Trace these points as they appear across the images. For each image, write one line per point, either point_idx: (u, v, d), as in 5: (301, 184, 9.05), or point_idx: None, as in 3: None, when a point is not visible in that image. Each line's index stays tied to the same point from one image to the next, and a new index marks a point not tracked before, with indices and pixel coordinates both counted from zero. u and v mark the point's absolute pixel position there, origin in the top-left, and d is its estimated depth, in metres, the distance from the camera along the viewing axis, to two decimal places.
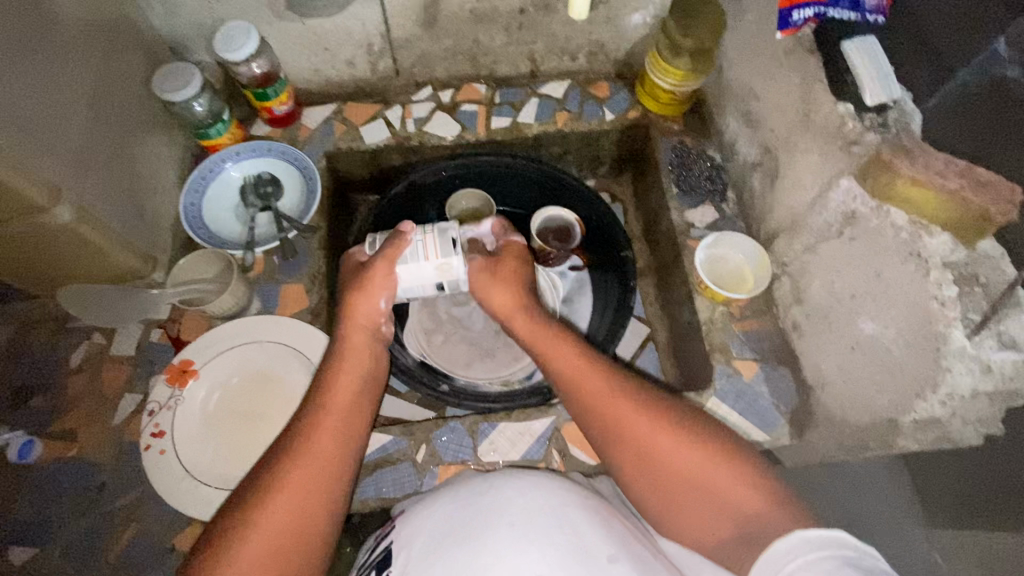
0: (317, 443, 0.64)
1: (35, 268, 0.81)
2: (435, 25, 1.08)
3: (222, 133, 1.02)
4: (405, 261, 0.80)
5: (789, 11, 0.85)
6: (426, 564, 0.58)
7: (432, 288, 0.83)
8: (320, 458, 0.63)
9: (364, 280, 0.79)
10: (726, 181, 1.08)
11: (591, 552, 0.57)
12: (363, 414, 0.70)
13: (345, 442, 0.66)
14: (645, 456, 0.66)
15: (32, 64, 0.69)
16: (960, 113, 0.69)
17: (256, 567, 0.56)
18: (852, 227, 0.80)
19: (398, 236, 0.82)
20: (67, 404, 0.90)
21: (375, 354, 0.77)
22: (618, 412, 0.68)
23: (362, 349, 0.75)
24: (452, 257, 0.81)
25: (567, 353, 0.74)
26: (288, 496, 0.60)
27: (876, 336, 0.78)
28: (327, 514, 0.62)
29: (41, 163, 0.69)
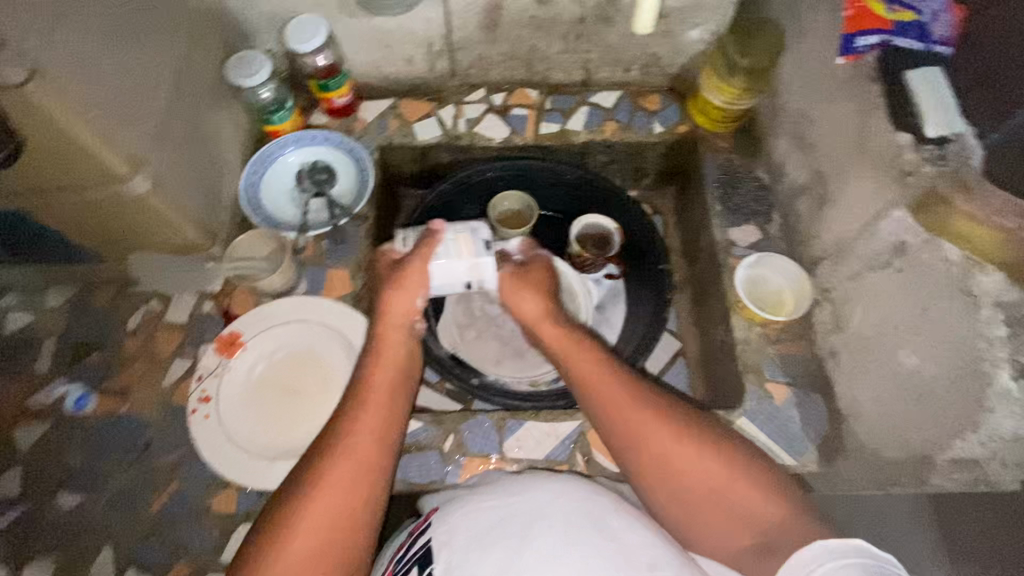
0: (357, 438, 0.67)
1: (107, 233, 0.86)
2: (495, 30, 1.10)
3: (284, 120, 1.06)
4: (438, 258, 0.82)
5: (853, 36, 0.83)
6: (469, 561, 0.60)
7: (461, 286, 0.85)
8: (361, 453, 0.66)
9: (398, 279, 0.81)
10: (772, 203, 1.08)
11: (631, 555, 0.58)
12: (400, 409, 0.73)
13: (381, 434, 0.69)
14: (670, 472, 0.66)
15: (123, 45, 0.74)
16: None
17: (305, 552, 0.60)
18: (901, 258, 0.79)
19: (430, 235, 0.84)
20: (120, 364, 0.95)
21: (411, 350, 0.79)
22: (641, 428, 0.68)
23: (399, 347, 0.78)
24: (484, 257, 0.83)
25: (590, 366, 0.75)
26: (332, 489, 0.64)
27: (918, 370, 0.77)
28: (371, 505, 0.65)
29: (128, 138, 0.73)
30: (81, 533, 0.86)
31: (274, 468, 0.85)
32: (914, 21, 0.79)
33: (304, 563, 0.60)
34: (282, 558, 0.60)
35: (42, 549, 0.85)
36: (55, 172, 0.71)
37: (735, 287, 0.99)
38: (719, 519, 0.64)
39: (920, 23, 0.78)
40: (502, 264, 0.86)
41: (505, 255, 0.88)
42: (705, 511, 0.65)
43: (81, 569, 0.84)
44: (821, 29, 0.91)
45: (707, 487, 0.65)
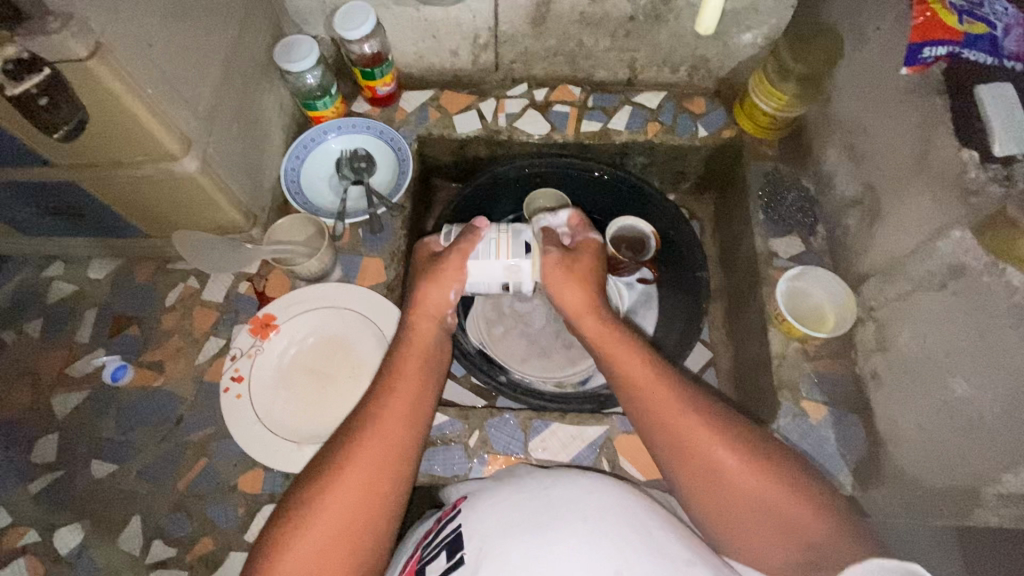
0: (385, 425, 0.67)
1: (153, 208, 0.87)
2: (543, 25, 1.09)
3: (327, 106, 1.06)
4: (477, 257, 0.80)
5: (920, 47, 0.79)
6: (499, 547, 0.60)
7: (498, 287, 0.83)
8: (388, 441, 0.66)
9: (436, 272, 0.80)
10: (818, 215, 1.05)
11: (668, 554, 0.59)
12: (428, 400, 0.72)
13: (410, 423, 0.69)
14: (708, 478, 0.65)
15: (180, 24, 0.74)
16: None
17: (331, 535, 0.60)
18: (957, 281, 0.75)
19: (472, 231, 0.82)
20: (156, 338, 0.97)
21: (440, 343, 0.79)
22: (684, 431, 0.67)
23: (429, 339, 0.78)
24: (523, 260, 0.80)
25: (633, 361, 0.73)
26: (358, 475, 0.63)
27: (966, 399, 0.73)
28: (395, 494, 0.65)
29: (179, 117, 0.73)
30: (112, 502, 0.88)
31: (302, 452, 0.86)
32: (986, 35, 0.75)
33: (325, 546, 0.59)
34: (308, 538, 0.59)
35: (75, 514, 0.88)
36: (110, 146, 0.72)
37: (775, 299, 0.96)
38: (758, 528, 0.62)
39: (993, 36, 0.75)
40: (548, 243, 0.82)
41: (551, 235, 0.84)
42: (742, 518, 0.63)
43: (110, 537, 0.86)
44: (885, 37, 0.87)
45: (746, 493, 0.63)
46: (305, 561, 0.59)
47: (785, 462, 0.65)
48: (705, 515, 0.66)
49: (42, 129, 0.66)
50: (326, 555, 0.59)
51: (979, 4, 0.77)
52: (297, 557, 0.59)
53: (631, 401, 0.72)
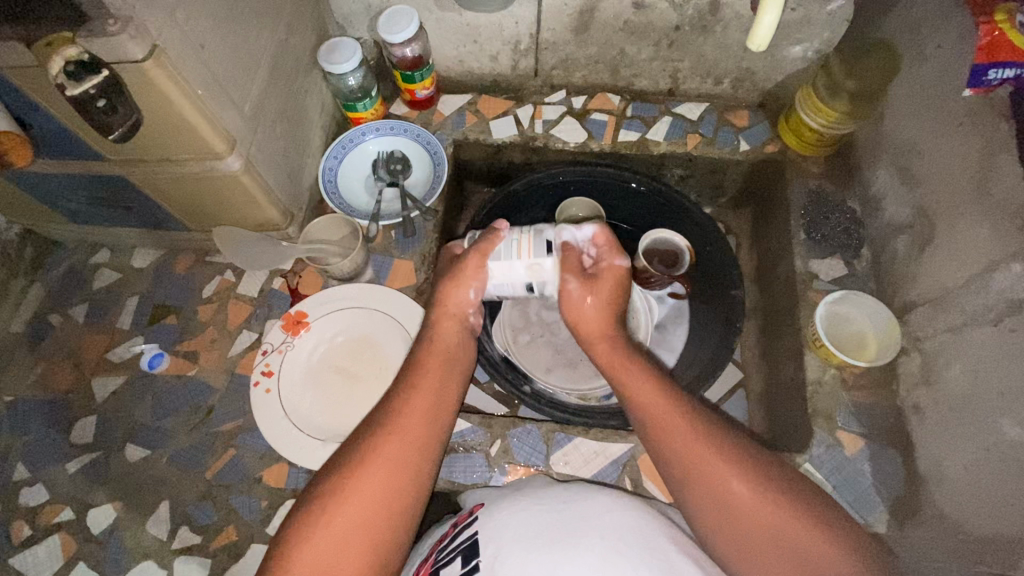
0: (406, 420, 0.67)
1: (196, 204, 0.89)
2: (586, 32, 1.07)
3: (367, 108, 1.08)
4: (497, 257, 0.80)
5: (984, 69, 0.74)
6: (516, 560, 0.59)
7: (522, 288, 0.82)
8: (409, 436, 0.66)
9: (455, 273, 0.81)
10: (863, 237, 1.01)
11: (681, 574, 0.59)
12: (450, 398, 0.72)
13: (432, 418, 0.69)
14: (718, 499, 0.63)
15: (231, 25, 0.76)
16: None
17: (350, 525, 0.60)
18: (1015, 317, 0.71)
19: (492, 233, 0.82)
20: (192, 329, 0.99)
21: (463, 344, 0.79)
22: (693, 449, 0.65)
23: (451, 340, 0.78)
24: (545, 258, 0.80)
25: (642, 381, 0.73)
26: (378, 468, 0.63)
27: (1018, 443, 0.69)
28: (413, 491, 0.64)
29: (226, 118, 0.75)
30: (143, 486, 0.91)
31: (326, 450, 0.87)
32: None
33: (344, 538, 0.59)
34: (328, 529, 0.59)
35: (108, 495, 0.91)
36: (160, 144, 0.74)
37: (813, 323, 0.93)
38: (771, 558, 0.59)
39: None
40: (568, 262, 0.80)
41: (571, 253, 0.81)
42: (750, 543, 0.60)
43: (140, 520, 0.89)
44: (947, 56, 0.83)
45: (756, 518, 0.61)
46: (325, 553, 0.58)
47: (794, 491, 0.63)
48: (716, 540, 0.63)
49: (98, 130, 0.64)
50: (343, 549, 0.59)
51: None
52: (314, 548, 0.58)
53: (644, 415, 0.71)
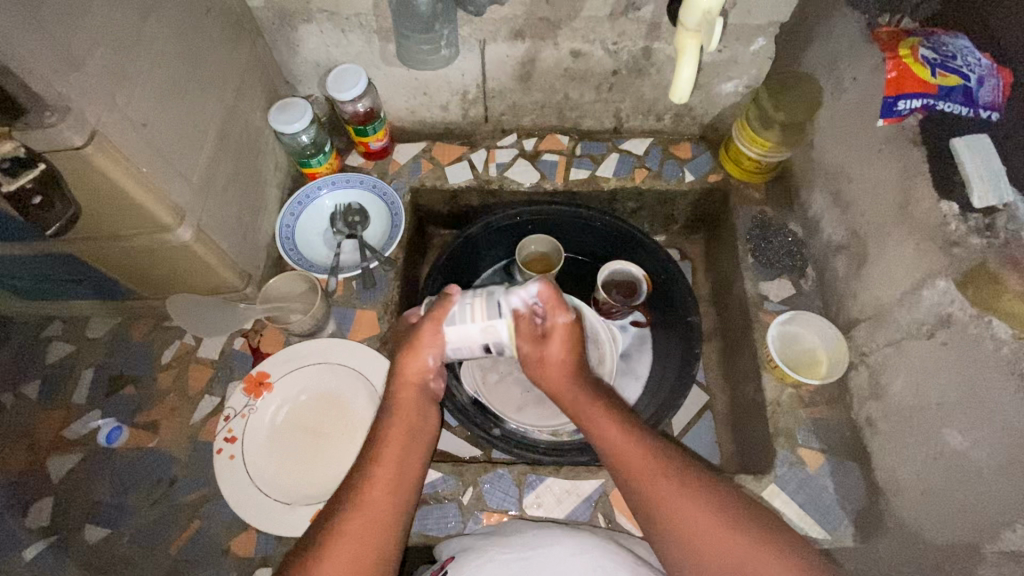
0: (370, 497, 0.67)
1: (150, 274, 0.89)
2: (530, 80, 1.12)
3: (322, 163, 1.09)
4: (451, 321, 0.78)
5: (895, 100, 0.80)
6: None
7: (478, 348, 0.81)
8: (374, 511, 0.66)
9: (412, 342, 0.80)
10: (806, 257, 1.06)
11: None
12: (412, 469, 0.73)
13: (395, 492, 0.69)
14: (681, 533, 0.64)
15: (174, 102, 0.78)
16: None
17: None
18: (945, 330, 0.75)
19: (445, 298, 0.80)
20: (152, 398, 0.97)
21: (424, 411, 0.79)
22: (653, 487, 0.67)
23: (413, 410, 0.78)
24: (497, 320, 0.77)
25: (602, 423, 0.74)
26: (345, 546, 0.63)
27: (963, 451, 0.72)
28: (385, 563, 0.65)
29: (174, 190, 0.76)
30: (103, 569, 0.87)
31: (294, 514, 0.85)
32: (959, 85, 0.73)
33: None
34: None
35: None
36: (106, 224, 0.75)
37: (766, 345, 0.96)
38: None
39: (967, 87, 0.73)
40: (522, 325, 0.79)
41: (523, 320, 0.79)
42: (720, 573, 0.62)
43: None
44: (862, 88, 0.90)
45: (718, 545, 0.63)
46: None
47: (752, 516, 0.65)
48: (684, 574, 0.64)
49: (33, 226, 0.63)
50: None
51: (951, 55, 0.75)
52: None
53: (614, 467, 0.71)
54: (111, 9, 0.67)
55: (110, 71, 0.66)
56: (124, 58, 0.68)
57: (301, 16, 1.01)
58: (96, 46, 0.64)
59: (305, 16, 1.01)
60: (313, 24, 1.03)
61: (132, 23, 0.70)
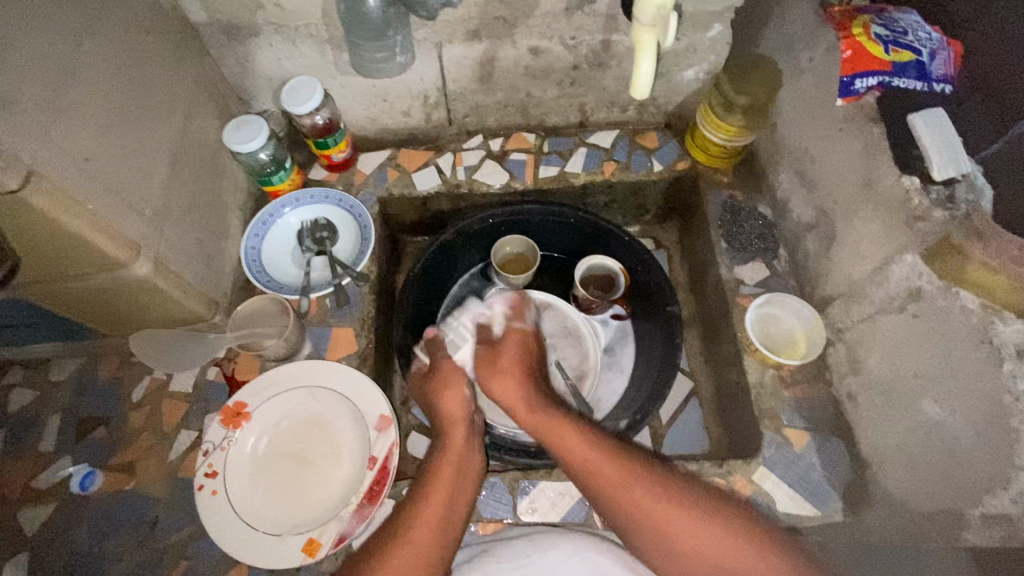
0: (414, 535, 0.70)
1: (111, 313, 0.85)
2: (490, 80, 1.10)
3: (283, 180, 1.06)
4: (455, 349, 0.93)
5: (851, 79, 0.82)
6: None
7: None
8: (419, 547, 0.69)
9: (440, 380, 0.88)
10: (778, 239, 1.07)
11: None
12: (460, 508, 0.75)
13: (443, 531, 0.71)
14: (683, 559, 0.67)
15: (121, 131, 0.75)
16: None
17: None
18: (916, 303, 0.77)
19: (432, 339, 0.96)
20: (126, 438, 0.94)
21: (470, 445, 0.82)
22: (675, 522, 0.67)
23: (463, 449, 0.80)
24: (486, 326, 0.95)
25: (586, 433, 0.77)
26: None
27: (941, 421, 0.74)
28: None
29: (125, 223, 0.73)
30: None
31: (286, 544, 0.82)
32: (913, 61, 0.76)
33: None
34: None
35: None
36: (57, 266, 0.71)
37: (745, 328, 0.97)
38: None
39: (920, 61, 0.76)
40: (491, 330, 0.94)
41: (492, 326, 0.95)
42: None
43: None
44: (819, 68, 0.91)
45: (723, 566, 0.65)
46: None
47: (761, 531, 0.68)
48: None
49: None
50: None
51: (902, 33, 0.78)
52: None
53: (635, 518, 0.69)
54: (39, 41, 0.63)
55: (45, 106, 0.63)
56: (59, 92, 0.65)
57: (249, 31, 0.98)
58: (23, 81, 0.61)
59: (253, 30, 0.98)
60: (261, 38, 0.99)
61: (65, 52, 0.66)
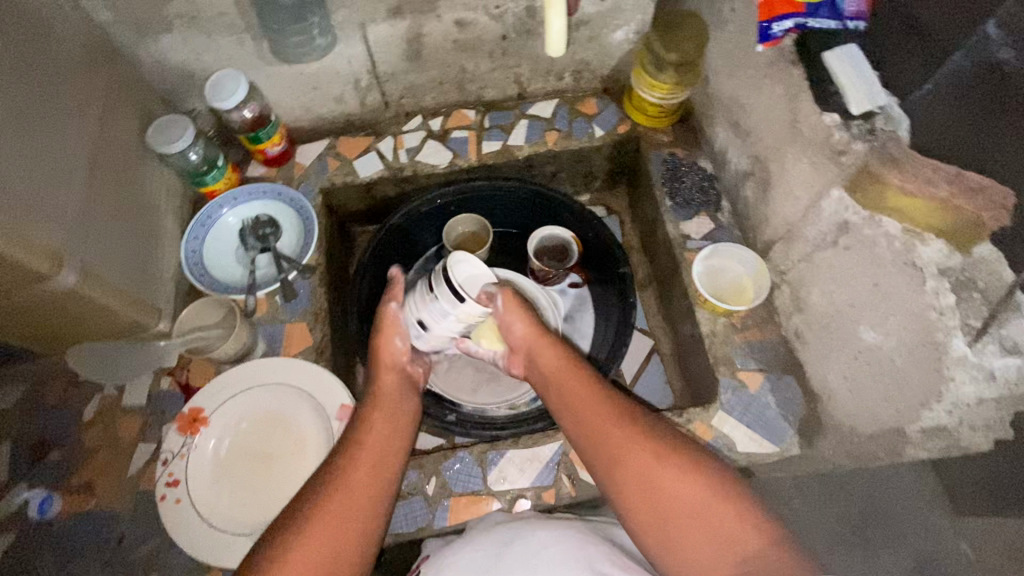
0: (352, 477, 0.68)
1: (44, 331, 0.82)
2: (420, 57, 1.09)
3: (218, 179, 1.03)
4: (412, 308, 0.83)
5: (768, 24, 0.83)
6: None
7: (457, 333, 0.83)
8: (356, 493, 0.67)
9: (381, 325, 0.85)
10: (719, 191, 1.08)
11: None
12: (395, 448, 0.74)
13: (378, 473, 0.70)
14: (657, 503, 0.64)
15: (29, 139, 0.72)
16: (959, 103, 0.67)
17: None
18: (846, 236, 0.79)
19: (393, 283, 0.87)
20: (81, 458, 0.91)
21: (404, 394, 0.82)
22: (656, 473, 0.65)
23: (399, 401, 0.80)
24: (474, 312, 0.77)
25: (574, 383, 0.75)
26: (323, 529, 0.63)
27: (878, 345, 0.77)
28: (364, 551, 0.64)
29: (44, 234, 0.71)
30: None
31: None
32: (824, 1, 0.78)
33: None
34: None
35: None
36: None
37: (693, 282, 0.99)
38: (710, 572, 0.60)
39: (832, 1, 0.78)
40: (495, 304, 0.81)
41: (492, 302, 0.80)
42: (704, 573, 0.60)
43: None
44: (740, 17, 0.92)
45: (699, 519, 0.62)
46: None
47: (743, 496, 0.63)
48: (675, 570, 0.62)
49: None
50: None
51: None
52: None
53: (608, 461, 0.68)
54: None
55: None
56: None
57: (160, 25, 0.94)
58: None
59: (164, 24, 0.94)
60: (176, 33, 0.96)
61: None
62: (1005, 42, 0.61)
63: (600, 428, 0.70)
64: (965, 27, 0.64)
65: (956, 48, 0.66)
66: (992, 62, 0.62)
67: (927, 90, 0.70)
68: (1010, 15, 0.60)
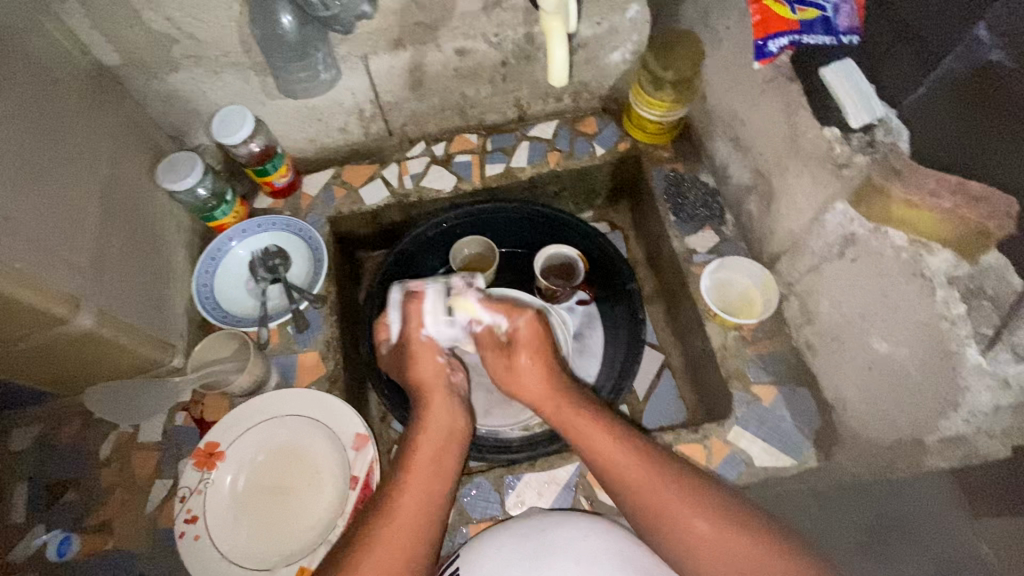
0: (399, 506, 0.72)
1: (58, 372, 0.83)
2: (422, 86, 1.10)
3: (227, 213, 1.04)
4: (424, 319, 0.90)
5: (764, 42, 0.84)
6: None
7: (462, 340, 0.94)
8: (404, 524, 0.71)
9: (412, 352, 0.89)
10: (722, 204, 1.09)
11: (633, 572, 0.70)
12: (443, 475, 0.78)
13: (427, 506, 0.74)
14: (684, 539, 0.68)
15: (44, 187, 0.73)
16: (938, 106, 0.67)
17: None
18: (853, 248, 0.80)
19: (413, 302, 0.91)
20: (100, 497, 0.91)
21: (451, 414, 0.85)
22: (683, 510, 0.69)
23: (443, 429, 0.83)
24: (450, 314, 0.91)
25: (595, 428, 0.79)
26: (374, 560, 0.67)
27: (891, 355, 0.77)
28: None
29: (61, 280, 0.72)
30: None
31: None
32: (819, 18, 0.78)
33: None
34: None
35: None
36: None
37: (702, 297, 1.00)
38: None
39: (825, 18, 0.77)
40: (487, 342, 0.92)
41: (485, 335, 0.92)
42: None
43: None
44: (735, 34, 0.94)
45: (726, 552, 0.66)
46: None
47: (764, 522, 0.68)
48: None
49: None
50: None
51: None
52: None
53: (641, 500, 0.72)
54: None
55: None
56: None
57: (167, 67, 0.96)
58: None
59: (172, 65, 0.96)
60: (182, 72, 0.98)
61: None
62: (995, 44, 0.60)
63: (626, 473, 0.74)
64: (960, 28, 0.62)
65: (948, 51, 0.64)
66: (984, 63, 0.61)
67: (921, 94, 0.69)
68: (999, 18, 0.59)
